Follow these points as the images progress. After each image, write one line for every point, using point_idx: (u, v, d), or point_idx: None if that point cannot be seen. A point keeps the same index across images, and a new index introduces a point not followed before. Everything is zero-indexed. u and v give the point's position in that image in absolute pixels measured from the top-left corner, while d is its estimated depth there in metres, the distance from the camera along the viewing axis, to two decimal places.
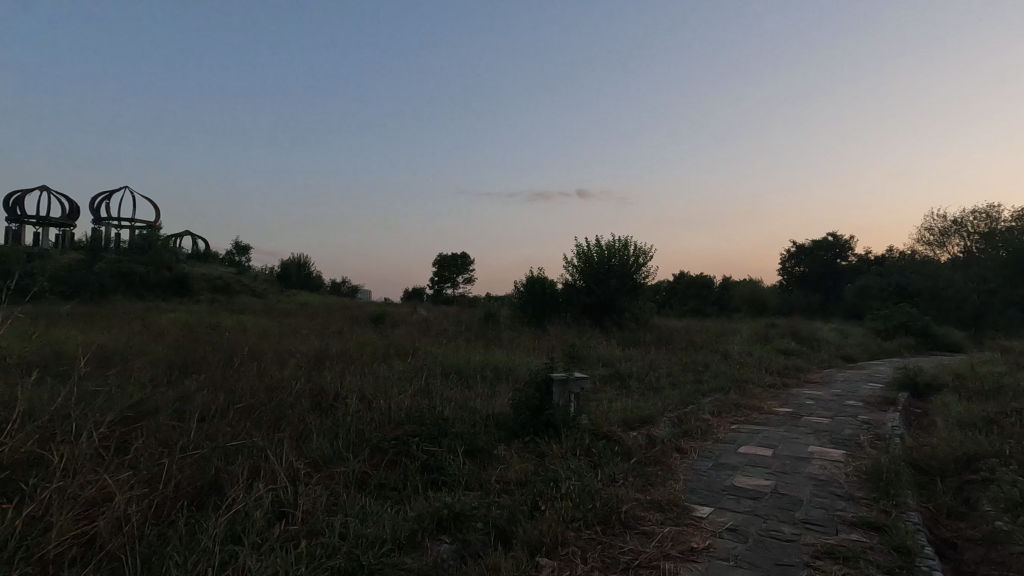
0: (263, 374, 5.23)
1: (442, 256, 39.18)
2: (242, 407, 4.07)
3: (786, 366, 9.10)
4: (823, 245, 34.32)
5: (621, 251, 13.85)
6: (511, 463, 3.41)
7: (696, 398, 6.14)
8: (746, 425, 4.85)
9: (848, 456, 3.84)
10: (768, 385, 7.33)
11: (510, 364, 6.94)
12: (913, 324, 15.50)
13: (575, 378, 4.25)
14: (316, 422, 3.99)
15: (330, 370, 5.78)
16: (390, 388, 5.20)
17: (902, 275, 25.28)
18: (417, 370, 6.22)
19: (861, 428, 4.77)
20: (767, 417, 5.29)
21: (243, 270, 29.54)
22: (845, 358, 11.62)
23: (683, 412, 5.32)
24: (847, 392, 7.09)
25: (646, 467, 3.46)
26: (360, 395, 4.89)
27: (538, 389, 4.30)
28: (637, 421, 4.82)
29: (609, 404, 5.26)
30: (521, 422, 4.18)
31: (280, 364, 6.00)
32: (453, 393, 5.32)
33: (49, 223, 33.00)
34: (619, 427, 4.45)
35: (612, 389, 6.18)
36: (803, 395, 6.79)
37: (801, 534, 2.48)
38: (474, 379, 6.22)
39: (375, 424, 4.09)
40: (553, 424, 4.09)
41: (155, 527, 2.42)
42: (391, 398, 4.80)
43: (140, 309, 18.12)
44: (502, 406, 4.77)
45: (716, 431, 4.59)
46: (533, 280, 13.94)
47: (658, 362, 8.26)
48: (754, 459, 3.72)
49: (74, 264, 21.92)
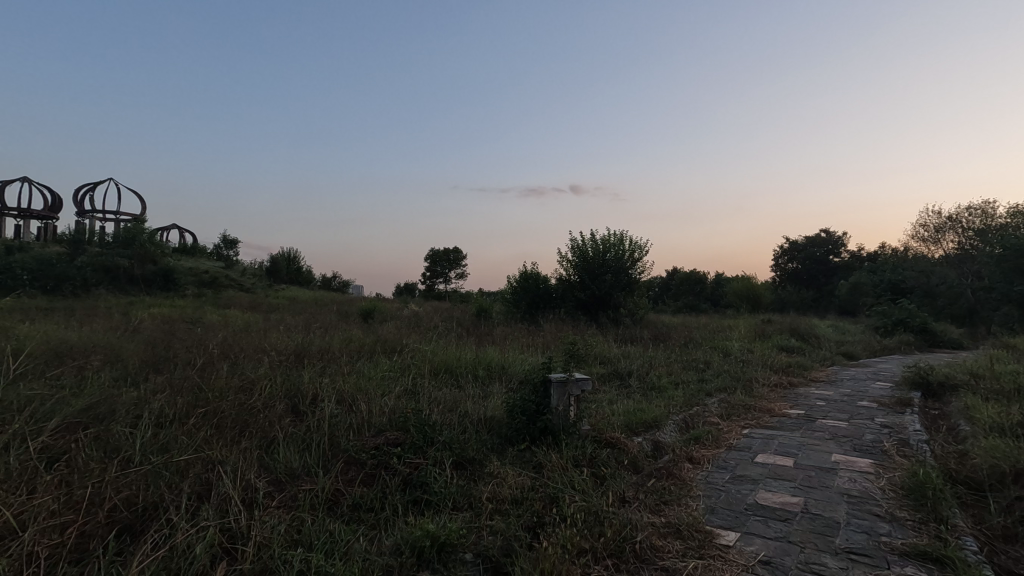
0: (234, 374, 4.81)
1: (433, 251, 38.68)
2: (206, 413, 3.66)
3: (789, 364, 8.76)
4: (817, 241, 34.11)
5: (616, 246, 13.50)
6: (506, 477, 3.02)
7: (701, 399, 5.77)
8: (758, 430, 4.49)
9: (877, 466, 3.47)
10: (774, 385, 6.99)
11: (503, 362, 6.56)
12: (912, 320, 15.25)
13: (575, 379, 3.86)
14: (287, 429, 3.58)
15: (310, 370, 5.37)
16: (374, 390, 4.80)
17: (897, 271, 25.04)
18: (404, 368, 5.83)
19: (882, 433, 4.42)
20: (780, 419, 4.93)
21: (231, 265, 28.92)
22: (846, 356, 11.31)
23: (689, 414, 4.97)
24: (857, 392, 6.75)
25: (658, 482, 3.08)
26: (341, 397, 4.49)
27: (534, 392, 3.92)
28: (641, 425, 4.45)
29: (611, 408, 4.88)
30: (516, 428, 3.79)
31: (257, 361, 5.59)
32: (441, 394, 4.91)
33: (30, 215, 32.14)
34: (623, 433, 4.08)
35: (612, 389, 5.80)
36: (812, 395, 6.44)
37: (849, 569, 2.10)
38: (464, 379, 5.82)
39: (355, 431, 3.70)
40: (551, 431, 3.71)
41: (74, 567, 2.02)
42: (374, 400, 4.40)
43: (123, 304, 17.56)
44: (495, 408, 4.38)
45: (728, 436, 4.23)
46: (526, 275, 13.56)
47: (658, 360, 7.89)
48: (776, 471, 3.34)
49: (55, 257, 21.27)
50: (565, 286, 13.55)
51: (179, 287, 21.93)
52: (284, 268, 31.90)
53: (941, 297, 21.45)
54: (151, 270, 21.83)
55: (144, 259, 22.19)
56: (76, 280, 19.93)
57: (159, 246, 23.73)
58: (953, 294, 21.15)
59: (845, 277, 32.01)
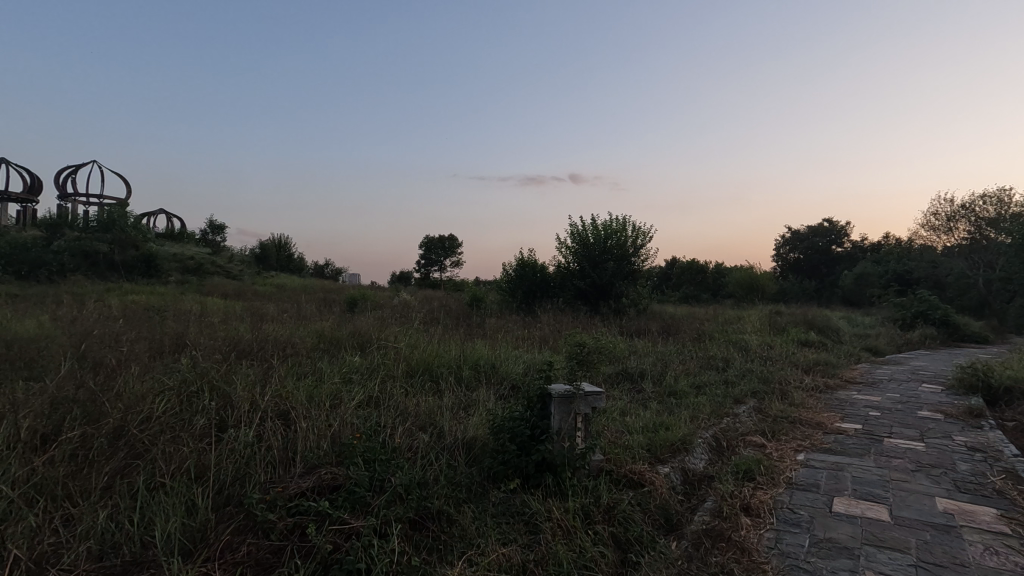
0: (146, 378, 3.76)
1: (428, 238, 37.51)
2: (74, 443, 2.68)
3: (816, 361, 7.79)
4: (820, 230, 33.03)
5: (619, 232, 12.42)
6: (485, 556, 2.02)
7: (730, 408, 4.78)
8: (816, 454, 3.50)
9: (1011, 522, 2.47)
10: (808, 387, 6.02)
11: (493, 360, 5.56)
12: (933, 312, 14.27)
13: (584, 394, 2.86)
14: (185, 464, 2.62)
15: (255, 369, 4.35)
16: (324, 399, 3.78)
17: (906, 260, 24.07)
18: (372, 369, 4.81)
19: (979, 461, 3.42)
20: (836, 437, 3.95)
21: (217, 251, 27.71)
22: (870, 351, 10.34)
23: (722, 431, 3.98)
24: (907, 397, 5.77)
25: (710, 558, 2.07)
26: (277, 405, 3.47)
27: (529, 410, 2.92)
28: (668, 450, 3.44)
29: (625, 424, 3.88)
30: (502, 460, 2.78)
31: (192, 357, 4.57)
32: (411, 405, 3.88)
33: (7, 199, 30.63)
34: (644, 464, 3.08)
35: (624, 397, 4.81)
36: (858, 401, 5.45)
37: None
38: (445, 383, 4.80)
39: (280, 467, 2.72)
40: (551, 466, 2.71)
41: None
42: (320, 414, 3.38)
43: (98, 290, 16.46)
44: (480, 426, 3.36)
45: (782, 465, 3.23)
46: (523, 262, 12.51)
47: (671, 358, 6.91)
48: (873, 531, 2.33)
49: (29, 241, 20.00)
50: (563, 275, 12.54)
51: (161, 273, 20.80)
52: (273, 255, 30.73)
53: (951, 288, 20.53)
54: (132, 254, 20.61)
55: (124, 243, 20.92)
56: (52, 266, 18.73)
57: (140, 231, 22.48)
58: (963, 285, 20.29)
59: (848, 267, 30.96)
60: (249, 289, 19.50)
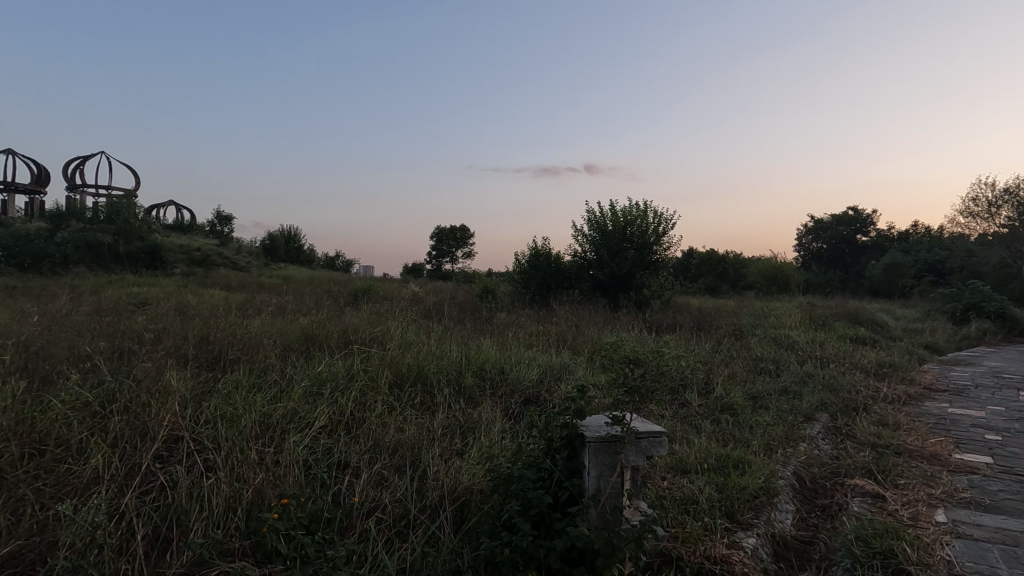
0: (29, 398, 2.78)
1: (440, 228, 36.48)
2: None
3: (881, 362, 6.65)
4: (845, 219, 31.39)
5: (640, 218, 11.24)
6: None
7: (806, 430, 3.71)
8: (959, 513, 2.43)
9: None
10: (887, 396, 4.92)
11: (502, 364, 4.50)
12: (988, 304, 12.86)
13: (630, 439, 1.84)
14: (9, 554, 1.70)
15: (196, 379, 3.36)
16: (269, 425, 2.77)
17: (942, 250, 22.51)
18: (347, 377, 3.78)
19: None
20: (973, 481, 2.85)
21: (224, 242, 26.93)
22: (928, 349, 9.12)
23: (811, 474, 2.92)
24: (1015, 411, 4.64)
25: None
26: (180, 423, 2.45)
27: (547, 460, 1.93)
28: (748, 506, 2.37)
29: (680, 462, 2.82)
30: (506, 543, 1.76)
31: (121, 362, 3.61)
32: (389, 427, 2.87)
33: (16, 189, 29.91)
34: (723, 538, 2.04)
35: (668, 415, 3.77)
36: (961, 418, 4.34)
37: None
38: (440, 395, 3.79)
39: (153, 558, 1.81)
40: (585, 557, 1.71)
41: None
42: (256, 451, 2.39)
43: (98, 282, 15.63)
44: (478, 471, 2.35)
45: (927, 538, 2.16)
46: (536, 251, 11.45)
47: (714, 360, 5.85)
48: None
49: (32, 232, 19.23)
50: (580, 265, 11.46)
51: (167, 265, 20.03)
52: (281, 247, 29.97)
53: (990, 278, 18.99)
54: (137, 246, 19.79)
55: (129, 235, 20.10)
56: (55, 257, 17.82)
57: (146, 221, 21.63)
58: (1004, 275, 18.71)
59: (876, 256, 29.37)
60: (254, 280, 18.67)
